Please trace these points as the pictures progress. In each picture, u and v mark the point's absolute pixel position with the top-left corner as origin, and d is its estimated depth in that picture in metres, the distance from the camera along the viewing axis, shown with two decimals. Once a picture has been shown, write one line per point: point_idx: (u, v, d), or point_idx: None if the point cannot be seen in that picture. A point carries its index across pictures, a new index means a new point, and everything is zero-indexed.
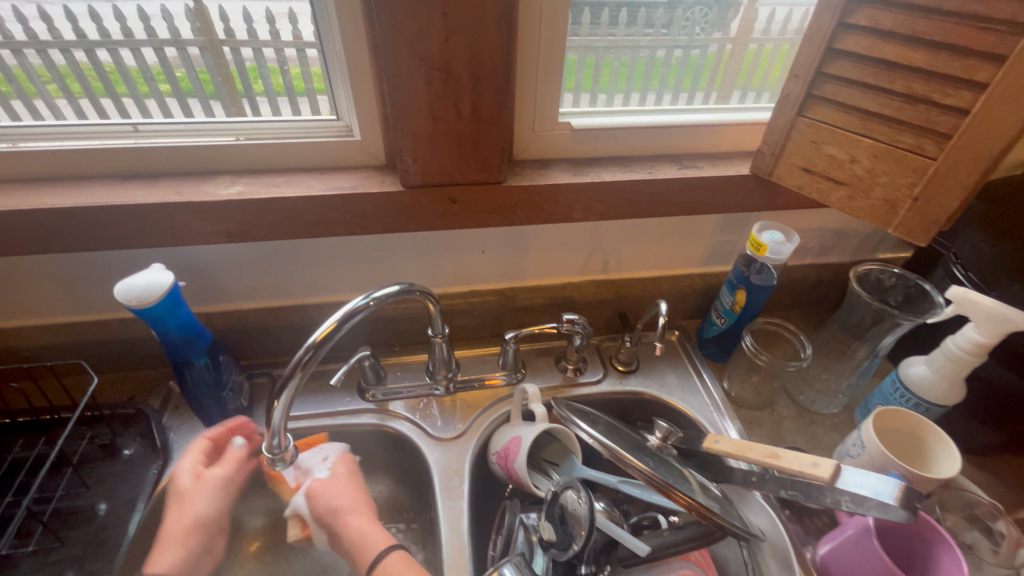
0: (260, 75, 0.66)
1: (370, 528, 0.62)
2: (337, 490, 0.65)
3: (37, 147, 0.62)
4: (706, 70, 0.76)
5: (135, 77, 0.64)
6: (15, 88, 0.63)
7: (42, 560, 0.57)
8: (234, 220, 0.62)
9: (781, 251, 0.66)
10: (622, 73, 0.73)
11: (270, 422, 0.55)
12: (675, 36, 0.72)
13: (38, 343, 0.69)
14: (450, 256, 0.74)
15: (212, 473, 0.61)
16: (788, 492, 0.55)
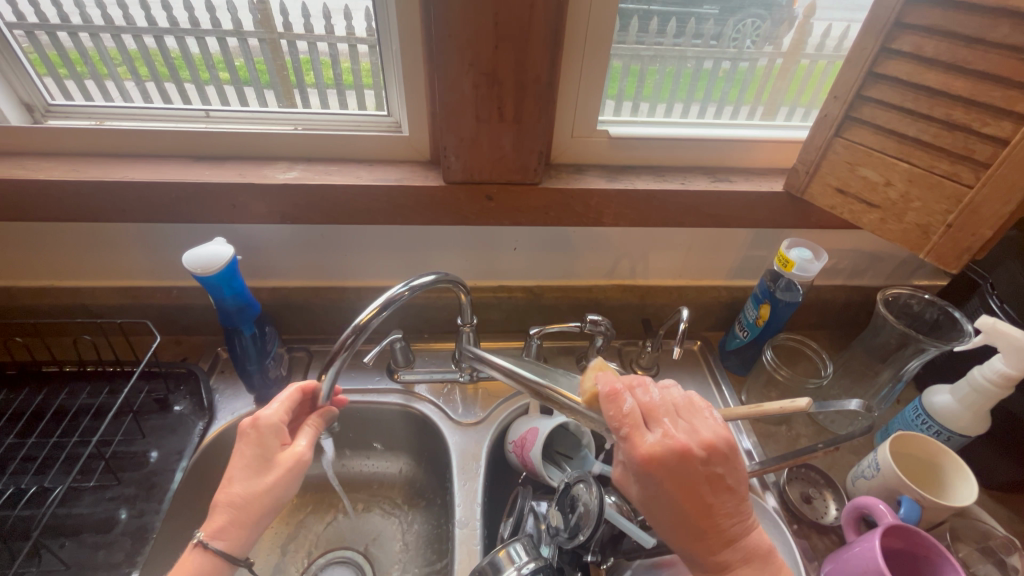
0: (312, 67, 0.71)
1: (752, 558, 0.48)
2: (657, 501, 0.48)
3: (116, 126, 0.69)
4: (754, 84, 0.76)
5: (198, 64, 0.70)
6: (88, 69, 0.70)
7: (99, 496, 0.62)
8: (287, 203, 0.67)
9: (809, 269, 0.67)
10: (667, 82, 0.75)
11: (319, 390, 0.57)
12: (725, 48, 0.72)
13: (109, 303, 0.77)
14: (484, 251, 0.78)
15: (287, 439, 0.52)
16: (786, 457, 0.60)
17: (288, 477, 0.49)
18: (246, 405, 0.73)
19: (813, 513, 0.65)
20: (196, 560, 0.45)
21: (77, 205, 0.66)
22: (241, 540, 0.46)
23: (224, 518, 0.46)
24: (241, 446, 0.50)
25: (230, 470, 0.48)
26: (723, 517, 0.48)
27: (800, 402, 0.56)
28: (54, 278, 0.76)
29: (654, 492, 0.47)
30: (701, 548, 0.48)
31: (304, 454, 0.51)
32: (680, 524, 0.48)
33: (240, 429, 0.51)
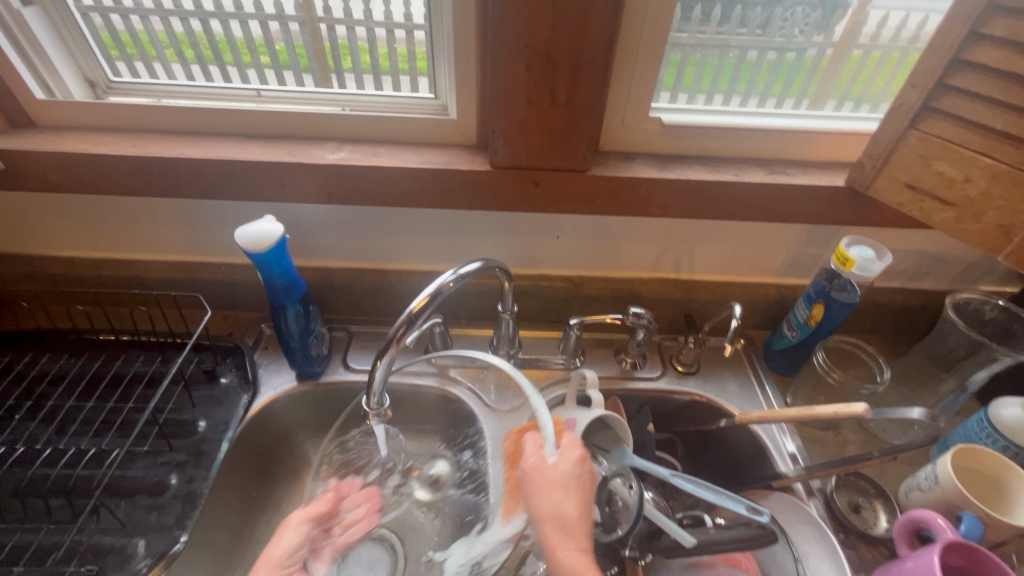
0: (350, 52, 0.72)
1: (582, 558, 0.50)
2: (565, 487, 0.53)
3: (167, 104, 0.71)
4: (800, 76, 0.73)
5: (241, 47, 0.71)
6: (138, 51, 0.71)
7: (152, 460, 0.65)
8: (334, 183, 0.67)
9: (869, 269, 0.63)
10: (707, 73, 0.72)
11: (371, 383, 0.55)
12: (770, 37, 0.69)
13: (162, 276, 0.80)
14: (527, 238, 0.77)
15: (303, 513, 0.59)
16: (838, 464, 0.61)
17: (285, 534, 0.57)
18: (288, 381, 0.75)
19: (863, 523, 0.62)
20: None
21: (135, 180, 0.68)
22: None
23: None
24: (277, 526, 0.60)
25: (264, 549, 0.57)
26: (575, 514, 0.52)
27: (856, 408, 0.58)
28: (111, 250, 0.79)
29: (564, 480, 0.53)
30: (567, 550, 0.50)
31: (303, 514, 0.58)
32: (566, 518, 0.51)
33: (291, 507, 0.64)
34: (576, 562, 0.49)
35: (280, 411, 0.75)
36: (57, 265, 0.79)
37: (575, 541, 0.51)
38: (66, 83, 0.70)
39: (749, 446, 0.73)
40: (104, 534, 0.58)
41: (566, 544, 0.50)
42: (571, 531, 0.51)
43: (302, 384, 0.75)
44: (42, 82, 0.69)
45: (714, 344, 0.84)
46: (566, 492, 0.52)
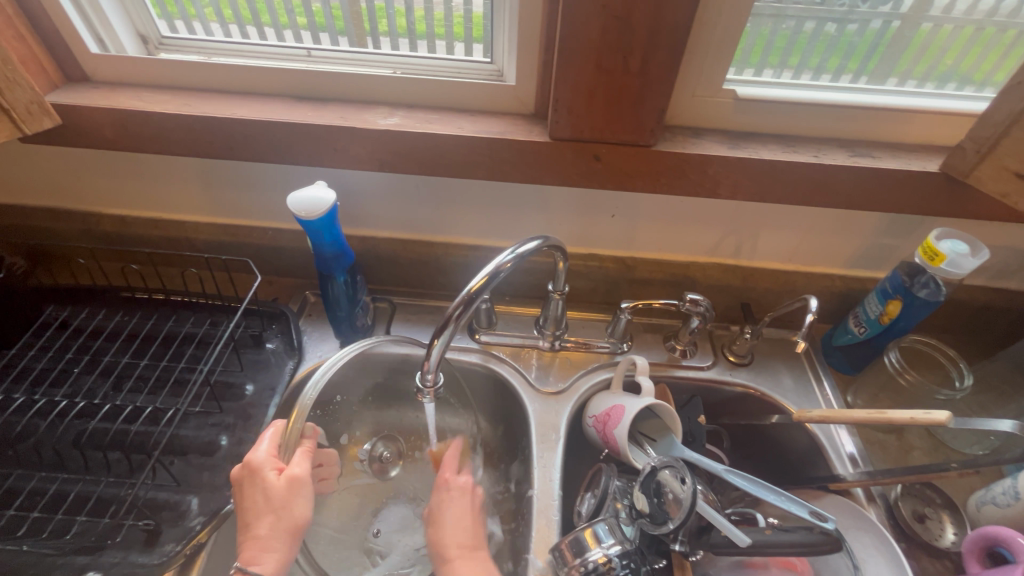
0: (386, 14, 0.68)
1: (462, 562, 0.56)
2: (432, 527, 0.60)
3: (210, 61, 0.68)
4: (861, 50, 0.65)
5: (278, 8, 0.68)
6: (179, 10, 0.69)
7: (204, 421, 0.65)
8: (386, 150, 0.65)
9: (961, 265, 0.58)
10: (758, 46, 0.65)
11: (429, 359, 0.53)
12: (831, 7, 0.62)
13: (210, 238, 0.80)
14: (580, 216, 0.73)
15: (293, 466, 0.54)
16: (912, 475, 0.57)
17: (296, 496, 0.52)
18: (331, 349, 0.75)
19: (927, 534, 0.59)
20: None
21: (187, 141, 0.67)
22: (282, 558, 0.50)
23: (257, 545, 0.50)
24: (247, 491, 0.52)
25: (250, 515, 0.51)
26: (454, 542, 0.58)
27: (938, 415, 0.53)
28: (162, 211, 0.80)
29: (443, 497, 0.60)
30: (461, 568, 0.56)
31: (300, 473, 0.53)
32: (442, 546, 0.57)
33: (236, 476, 0.53)
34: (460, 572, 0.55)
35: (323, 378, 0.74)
36: (110, 223, 0.80)
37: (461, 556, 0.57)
38: (118, 37, 0.68)
39: (804, 445, 0.70)
40: (159, 490, 0.58)
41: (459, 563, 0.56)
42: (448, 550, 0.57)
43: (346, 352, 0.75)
44: (96, 36, 0.68)
45: (768, 335, 0.80)
46: (444, 506, 0.60)
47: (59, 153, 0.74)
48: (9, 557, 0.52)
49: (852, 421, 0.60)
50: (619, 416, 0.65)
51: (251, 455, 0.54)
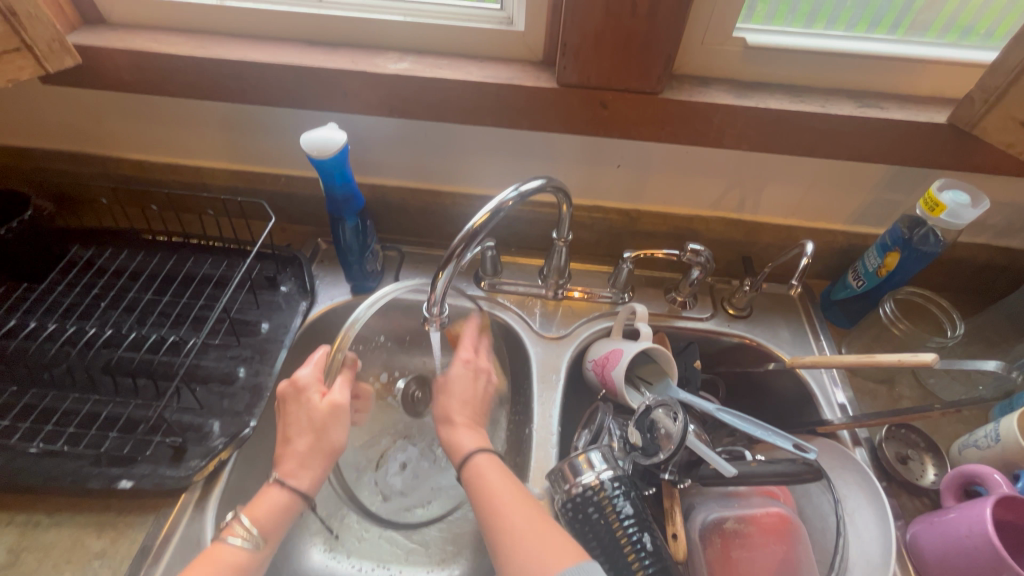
0: None
1: (464, 429, 0.59)
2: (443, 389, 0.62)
3: (222, 4, 0.69)
4: (889, 16, 0.65)
5: None
6: None
7: (223, 353, 0.69)
8: (395, 95, 0.66)
9: (961, 215, 0.59)
10: (783, 8, 0.65)
11: (433, 292, 0.55)
12: None
13: (224, 184, 0.82)
14: (586, 165, 0.74)
15: (334, 391, 0.56)
16: (897, 416, 0.59)
17: (333, 423, 0.55)
18: (343, 293, 0.78)
19: (908, 474, 0.61)
20: (235, 557, 0.50)
21: (202, 84, 0.68)
22: (315, 477, 0.55)
23: (295, 461, 0.54)
24: (292, 409, 0.55)
25: (293, 431, 0.55)
26: (456, 413, 0.60)
27: (924, 358, 0.55)
28: (179, 155, 0.82)
29: (453, 373, 0.62)
30: (462, 434, 0.58)
31: (341, 401, 0.56)
32: (449, 418, 0.60)
33: (280, 392, 0.57)
34: (460, 436, 0.58)
35: (336, 320, 0.78)
36: (128, 167, 0.82)
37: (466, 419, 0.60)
38: None
39: (796, 392, 0.72)
40: (183, 413, 0.62)
41: (461, 429, 0.59)
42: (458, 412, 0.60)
43: (357, 297, 0.78)
44: None
45: (768, 290, 0.82)
46: (451, 379, 0.62)
47: (80, 96, 0.76)
48: (51, 465, 0.56)
49: (842, 365, 0.62)
50: (617, 359, 0.67)
51: (300, 374, 0.57)
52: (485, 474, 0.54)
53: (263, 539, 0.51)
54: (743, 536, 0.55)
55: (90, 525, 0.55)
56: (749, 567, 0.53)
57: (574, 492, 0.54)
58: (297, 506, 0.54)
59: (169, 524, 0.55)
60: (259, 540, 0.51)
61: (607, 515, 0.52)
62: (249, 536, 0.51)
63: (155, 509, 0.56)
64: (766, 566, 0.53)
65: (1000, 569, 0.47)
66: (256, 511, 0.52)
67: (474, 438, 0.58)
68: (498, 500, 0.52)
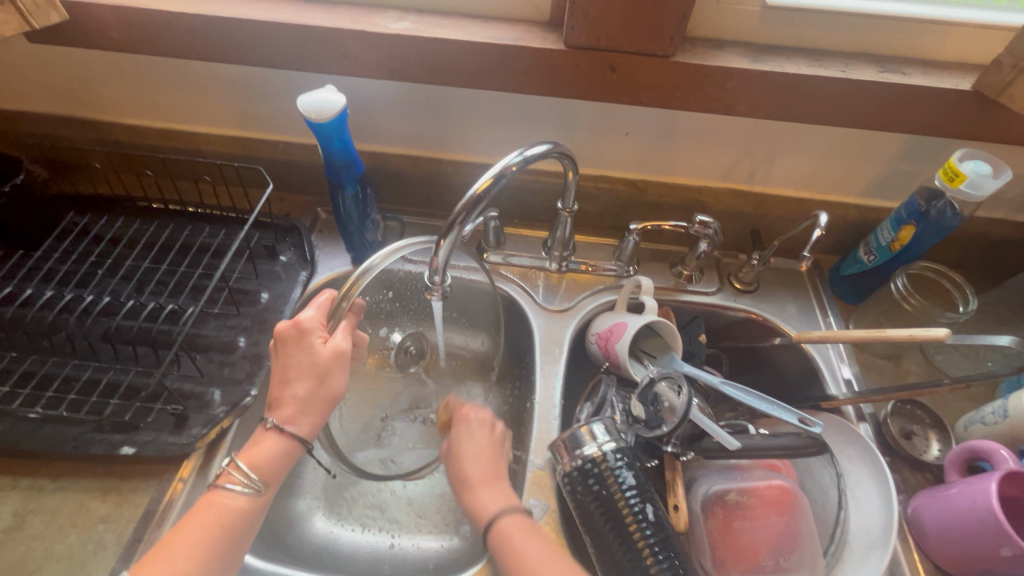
0: None
1: (494, 484, 0.57)
2: (454, 455, 0.60)
3: None
4: None
5: None
6: None
7: (223, 323, 0.68)
8: (395, 56, 0.63)
9: (982, 185, 0.57)
10: None
11: (436, 259, 0.54)
12: None
13: (221, 150, 0.80)
14: (594, 133, 0.72)
15: (338, 334, 0.56)
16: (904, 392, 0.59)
17: (336, 370, 0.55)
18: (344, 264, 0.77)
19: (912, 449, 0.61)
20: (237, 503, 0.50)
21: (194, 43, 0.65)
22: (316, 423, 0.55)
23: (295, 406, 0.54)
24: (292, 351, 0.55)
25: (292, 374, 0.54)
26: (477, 474, 0.57)
27: (935, 333, 0.54)
28: (174, 120, 0.79)
29: (465, 435, 0.61)
30: (485, 496, 0.55)
31: (343, 347, 0.55)
32: (468, 477, 0.57)
33: (282, 332, 0.56)
34: (483, 496, 0.55)
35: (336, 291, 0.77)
36: (122, 133, 0.80)
37: (491, 482, 0.57)
38: None
39: (801, 367, 0.72)
40: (184, 381, 0.62)
41: (485, 492, 0.56)
42: (484, 468, 0.58)
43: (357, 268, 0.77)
44: None
45: (776, 265, 0.80)
46: (465, 443, 0.60)
47: (68, 57, 0.73)
48: (52, 432, 0.56)
49: (849, 340, 0.61)
50: (620, 332, 0.66)
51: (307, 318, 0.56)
52: (512, 537, 0.51)
53: (263, 484, 0.52)
54: (744, 507, 0.54)
55: (94, 490, 0.56)
56: (751, 538, 0.53)
57: (574, 465, 0.54)
58: (296, 450, 0.54)
59: (173, 491, 0.56)
60: (260, 485, 0.52)
61: (608, 485, 0.52)
62: (249, 481, 0.51)
63: (158, 475, 0.57)
64: (767, 539, 0.53)
65: (999, 542, 0.48)
66: (254, 456, 0.53)
67: (499, 497, 0.55)
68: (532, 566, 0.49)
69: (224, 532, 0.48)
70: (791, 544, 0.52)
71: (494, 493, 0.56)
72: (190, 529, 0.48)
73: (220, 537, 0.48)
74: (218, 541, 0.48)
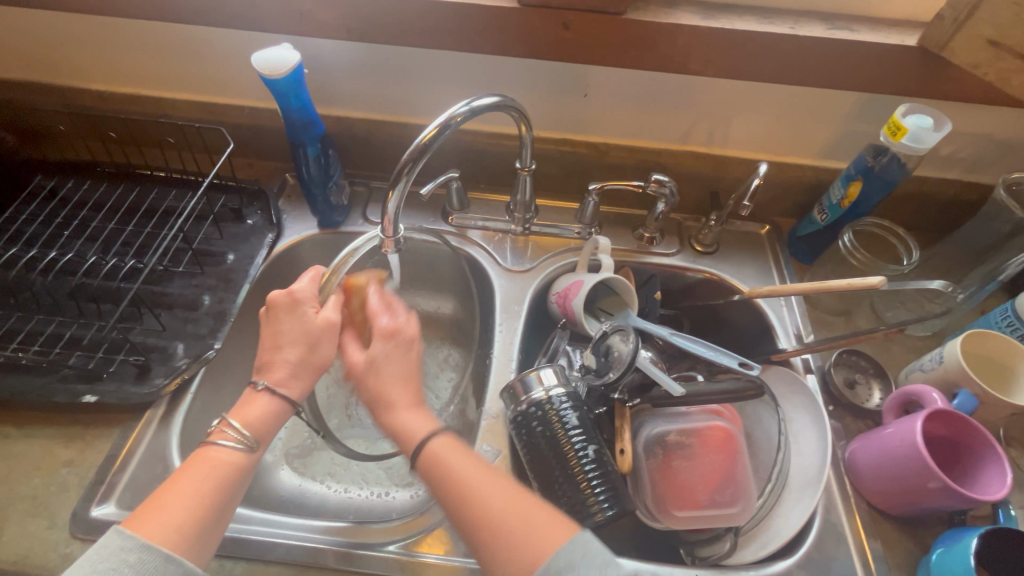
0: None
1: (412, 411, 0.51)
2: (368, 370, 0.53)
3: None
4: None
5: None
6: None
7: (187, 281, 0.69)
8: (351, 15, 0.64)
9: (923, 139, 0.58)
10: None
11: (386, 213, 0.56)
12: None
13: (188, 116, 0.81)
14: (555, 94, 0.73)
15: (331, 309, 0.55)
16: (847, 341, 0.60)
17: (327, 339, 0.54)
18: (310, 228, 0.78)
19: (855, 398, 0.63)
20: (230, 461, 0.46)
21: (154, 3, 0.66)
22: (306, 389, 0.52)
23: (286, 370, 0.52)
24: (285, 318, 0.53)
25: (286, 338, 0.52)
26: (396, 394, 0.52)
27: (872, 281, 0.56)
28: (140, 85, 0.80)
29: (380, 346, 0.54)
30: (405, 416, 0.51)
31: (335, 319, 0.55)
32: (386, 396, 0.52)
33: (273, 300, 0.54)
34: (409, 421, 0.50)
35: (304, 255, 0.78)
36: (89, 98, 0.81)
37: (409, 403, 0.52)
38: None
39: (756, 325, 0.74)
40: (147, 335, 0.63)
41: (404, 411, 0.51)
42: (399, 390, 0.52)
43: (324, 232, 0.78)
44: None
45: (737, 228, 0.81)
46: (381, 356, 0.54)
47: (30, 19, 0.73)
48: (17, 382, 0.58)
49: (796, 293, 0.63)
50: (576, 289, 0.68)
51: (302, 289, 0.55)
52: (446, 459, 0.48)
53: (256, 442, 0.48)
54: (686, 447, 0.57)
55: (59, 437, 0.58)
56: (690, 476, 0.55)
57: (523, 407, 0.56)
58: (287, 413, 0.51)
59: (134, 439, 0.57)
60: (253, 443, 0.48)
61: (552, 425, 0.54)
62: (242, 438, 0.47)
63: (120, 424, 0.58)
64: (705, 476, 0.55)
65: (926, 476, 0.49)
66: (246, 415, 0.49)
67: (425, 418, 0.51)
68: (467, 485, 0.46)
69: (215, 492, 0.44)
70: (727, 481, 0.55)
71: (412, 419, 0.50)
72: (178, 488, 0.44)
73: (211, 497, 0.44)
74: (207, 502, 0.44)
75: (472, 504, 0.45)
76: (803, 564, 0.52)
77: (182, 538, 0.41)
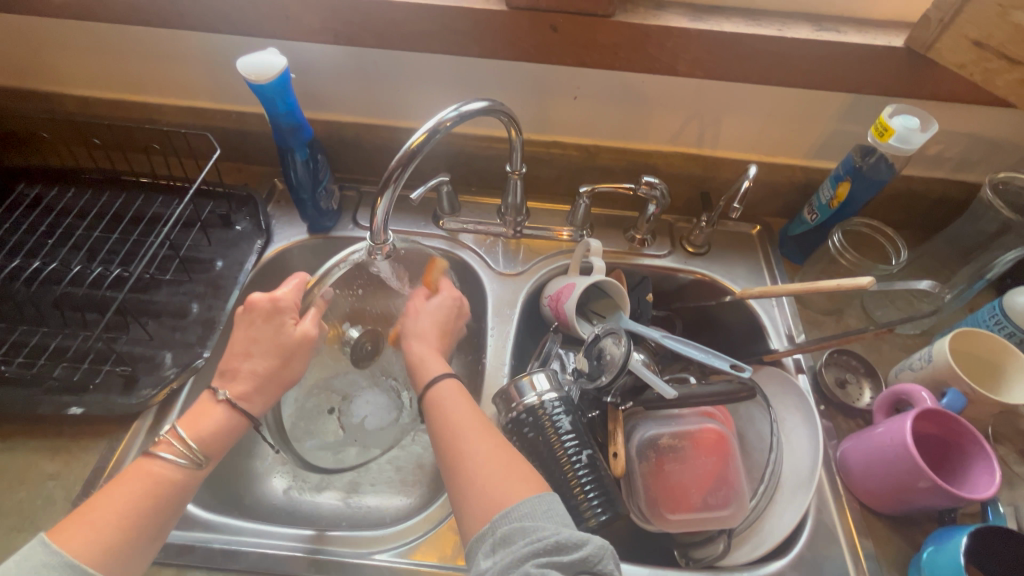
0: None
1: (431, 355, 0.58)
2: (419, 313, 0.61)
3: None
4: None
5: None
6: None
7: (175, 289, 0.69)
8: (338, 20, 0.63)
9: (910, 140, 0.58)
10: None
11: (374, 218, 0.55)
12: None
13: (175, 121, 0.80)
14: (544, 96, 0.73)
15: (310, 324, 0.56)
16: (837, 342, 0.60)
17: (300, 354, 0.55)
18: (299, 233, 0.77)
19: (846, 397, 0.63)
20: (171, 474, 0.47)
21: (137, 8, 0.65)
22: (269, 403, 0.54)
23: (251, 384, 0.53)
24: (261, 326, 0.54)
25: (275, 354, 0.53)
26: (415, 329, 0.60)
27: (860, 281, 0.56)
28: (124, 90, 0.79)
29: (429, 313, 0.61)
30: (419, 347, 0.59)
31: (313, 333, 0.55)
32: (422, 330, 0.60)
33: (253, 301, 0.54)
34: (426, 359, 0.58)
35: (293, 260, 0.77)
36: (73, 104, 0.80)
37: (427, 342, 0.60)
38: None
39: (748, 326, 0.74)
40: (134, 344, 0.63)
41: (419, 346, 0.59)
42: (426, 338, 0.60)
43: (314, 237, 0.77)
44: None
45: (728, 229, 0.82)
46: (427, 316, 0.61)
47: (10, 24, 0.72)
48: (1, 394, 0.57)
49: (787, 293, 0.63)
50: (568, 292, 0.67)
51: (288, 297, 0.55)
52: (445, 403, 0.53)
53: (204, 457, 0.49)
54: (678, 451, 0.57)
55: (45, 449, 0.57)
56: (682, 477, 0.56)
57: (517, 411, 0.56)
58: (241, 427, 0.52)
59: (122, 450, 0.56)
60: (200, 459, 0.49)
61: (544, 430, 0.54)
62: (188, 452, 0.48)
63: (108, 435, 0.58)
64: (698, 478, 0.56)
65: (917, 475, 0.50)
66: (197, 427, 0.50)
67: (441, 364, 0.57)
68: (460, 427, 0.51)
69: (153, 506, 0.46)
70: (719, 482, 0.56)
71: (427, 362, 0.57)
72: (115, 498, 0.44)
73: (149, 509, 0.45)
74: (144, 515, 0.45)
75: (459, 457, 0.48)
76: (795, 564, 0.53)
77: (112, 552, 0.42)
